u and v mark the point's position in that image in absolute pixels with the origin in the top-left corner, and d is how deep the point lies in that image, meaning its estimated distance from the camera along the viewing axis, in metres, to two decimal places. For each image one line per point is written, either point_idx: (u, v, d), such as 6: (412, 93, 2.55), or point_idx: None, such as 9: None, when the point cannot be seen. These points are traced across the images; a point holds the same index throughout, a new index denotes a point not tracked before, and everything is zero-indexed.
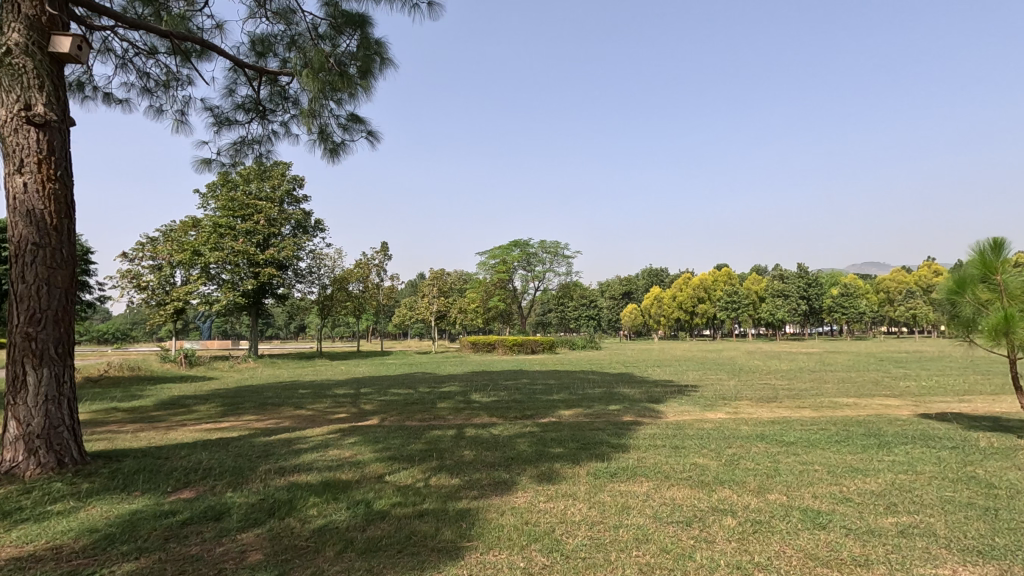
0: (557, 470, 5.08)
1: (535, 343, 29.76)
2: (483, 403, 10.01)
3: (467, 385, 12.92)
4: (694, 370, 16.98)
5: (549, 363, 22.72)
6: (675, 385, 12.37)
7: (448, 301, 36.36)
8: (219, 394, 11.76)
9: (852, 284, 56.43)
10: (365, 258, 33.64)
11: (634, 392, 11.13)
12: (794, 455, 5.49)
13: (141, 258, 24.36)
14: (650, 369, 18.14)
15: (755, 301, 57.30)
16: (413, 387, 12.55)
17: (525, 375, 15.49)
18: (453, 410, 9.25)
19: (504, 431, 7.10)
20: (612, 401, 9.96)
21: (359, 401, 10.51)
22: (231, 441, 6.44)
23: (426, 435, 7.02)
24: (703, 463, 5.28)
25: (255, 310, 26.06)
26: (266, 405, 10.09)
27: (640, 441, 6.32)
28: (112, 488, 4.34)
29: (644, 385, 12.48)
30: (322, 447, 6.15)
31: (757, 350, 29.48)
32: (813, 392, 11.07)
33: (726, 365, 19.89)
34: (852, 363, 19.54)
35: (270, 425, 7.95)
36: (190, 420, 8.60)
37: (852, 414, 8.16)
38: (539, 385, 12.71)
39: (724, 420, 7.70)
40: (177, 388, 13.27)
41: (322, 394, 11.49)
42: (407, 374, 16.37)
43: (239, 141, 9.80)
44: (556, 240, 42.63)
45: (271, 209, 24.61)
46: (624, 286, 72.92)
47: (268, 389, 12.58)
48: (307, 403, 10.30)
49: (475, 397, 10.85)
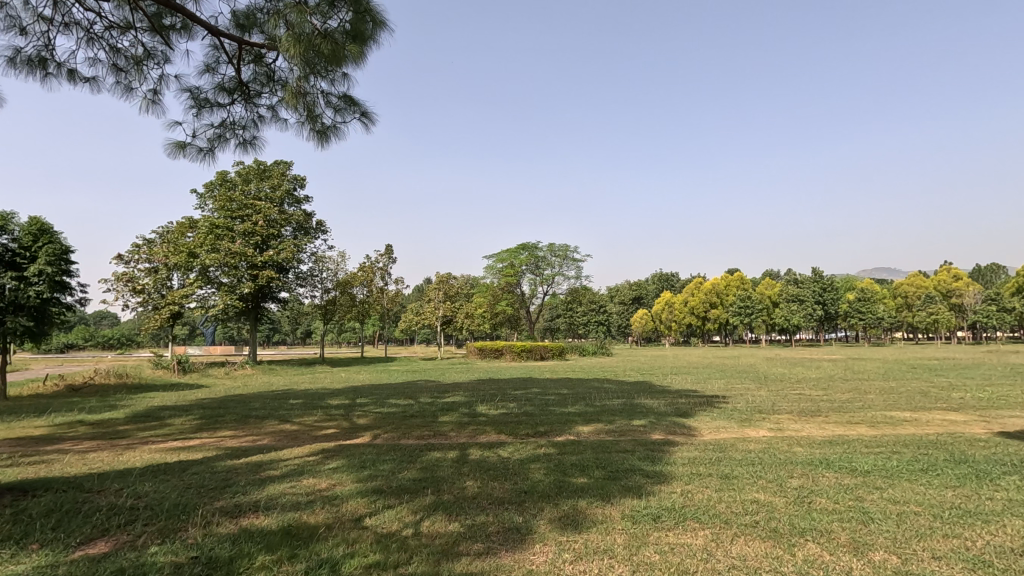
0: (585, 511, 3.99)
1: (543, 350, 28.75)
2: (491, 416, 8.94)
3: (473, 395, 11.84)
4: (717, 379, 15.78)
5: (559, 370, 21.59)
6: (701, 396, 11.24)
7: (455, 305, 35.30)
8: (202, 405, 10.79)
9: (868, 289, 54.79)
10: (369, 260, 32.71)
11: (658, 404, 10.03)
12: (880, 493, 4.37)
13: (137, 260, 23.66)
14: (668, 377, 16.97)
15: (769, 305, 55.89)
16: (413, 397, 11.49)
17: (536, 384, 14.39)
18: (457, 424, 8.19)
19: (514, 454, 6.03)
20: (635, 415, 8.85)
21: (353, 413, 9.47)
22: (190, 465, 5.40)
23: (423, 457, 5.95)
24: (767, 501, 4.17)
25: (254, 315, 25.14)
26: (249, 418, 9.08)
27: (680, 468, 5.22)
28: (3, 539, 3.32)
29: (667, 396, 11.33)
30: (295, 474, 5.10)
31: (777, 358, 28.17)
32: (857, 404, 9.92)
33: (749, 372, 18.69)
34: (885, 370, 18.29)
35: (245, 443, 6.91)
36: (157, 436, 7.59)
37: (919, 432, 7.02)
38: (551, 396, 11.61)
39: (771, 440, 6.60)
40: (160, 397, 12.29)
41: (314, 405, 10.45)
42: (408, 382, 15.31)
43: (220, 126, 8.89)
44: (564, 243, 41.50)
45: (270, 209, 23.78)
46: (633, 290, 71.68)
47: (257, 398, 11.57)
48: (294, 416, 9.27)
49: (482, 409, 9.78)
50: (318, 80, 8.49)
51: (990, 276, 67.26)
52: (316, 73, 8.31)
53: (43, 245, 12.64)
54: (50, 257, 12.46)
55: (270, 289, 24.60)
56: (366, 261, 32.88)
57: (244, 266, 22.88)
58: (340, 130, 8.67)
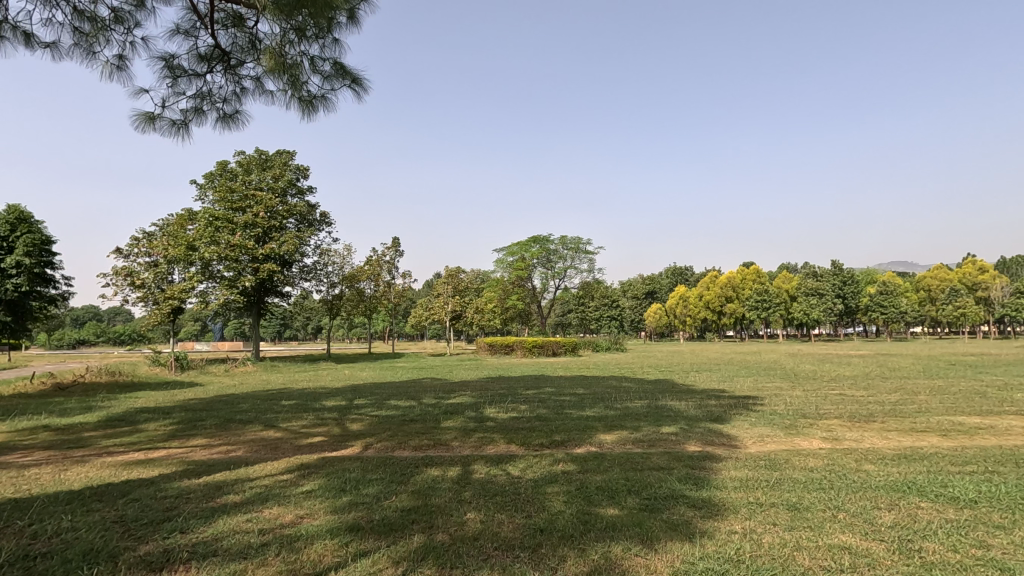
0: (623, 565, 3.00)
1: (556, 345, 27.80)
2: (499, 421, 7.94)
3: (481, 396, 10.86)
4: (745, 377, 14.69)
5: (572, 366, 20.60)
6: (732, 397, 10.17)
7: (464, 300, 34.38)
8: (186, 406, 9.93)
9: (891, 282, 53.03)
10: (376, 254, 31.86)
11: (687, 408, 8.97)
12: (1008, 536, 3.33)
13: (137, 254, 23.01)
14: (690, 374, 15.85)
15: (786, 299, 54.42)
16: (416, 398, 10.55)
17: (548, 383, 13.45)
18: (461, 431, 7.19)
19: (527, 472, 5.02)
20: (663, 420, 7.81)
21: (346, 417, 8.52)
22: (135, 487, 4.47)
23: (418, 476, 4.96)
24: (862, 549, 3.17)
25: (256, 310, 24.39)
26: (231, 423, 8.18)
27: (733, 494, 4.20)
28: None
29: (694, 398, 10.28)
30: (258, 501, 4.14)
31: (800, 353, 26.99)
32: (912, 407, 8.81)
33: (775, 369, 17.54)
34: (924, 367, 17.07)
35: (214, 456, 5.96)
36: (121, 445, 6.70)
37: (1007, 443, 5.94)
38: (567, 397, 10.61)
39: (832, 454, 5.57)
40: (146, 397, 11.46)
41: (306, 408, 9.54)
42: (412, 381, 14.35)
43: (197, 97, 7.98)
44: (577, 236, 40.37)
45: (272, 200, 22.95)
46: (647, 284, 70.24)
47: (247, 399, 10.66)
48: (282, 420, 8.34)
49: (490, 412, 8.80)
50: (304, 44, 7.54)
51: (1016, 268, 65.10)
52: (302, 36, 7.31)
53: (22, 234, 11.99)
54: (28, 248, 11.74)
55: (273, 284, 23.85)
56: (374, 254, 32.05)
57: (245, 259, 22.13)
58: (329, 100, 7.72)
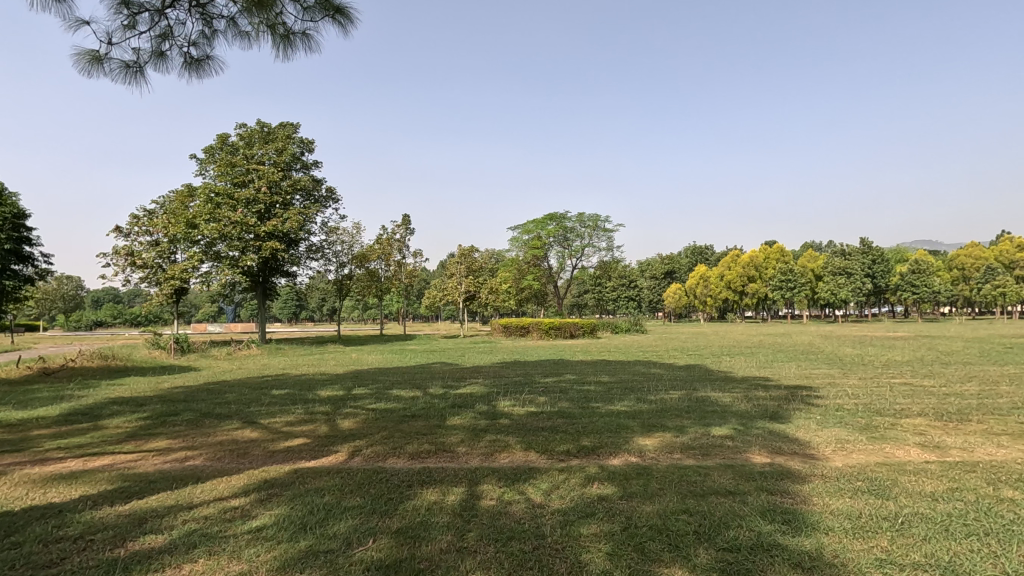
0: None
1: (573, 327, 26.59)
2: (515, 418, 6.72)
3: (495, 385, 9.67)
4: (786, 362, 13.33)
5: (591, 350, 19.31)
6: (782, 388, 8.87)
7: (478, 280, 33.15)
8: (165, 397, 8.88)
9: (923, 260, 50.69)
10: (387, 233, 30.72)
11: (733, 403, 7.68)
12: None
13: (138, 233, 22.21)
14: (724, 359, 14.54)
15: (811, 279, 52.46)
16: (423, 387, 9.40)
17: (569, 369, 12.24)
18: (469, 432, 6.00)
19: (551, 499, 3.81)
20: (711, 418, 6.56)
21: (339, 412, 7.38)
22: (28, 523, 3.34)
23: (409, 503, 3.77)
24: None
25: (262, 290, 23.52)
26: (207, 419, 7.08)
27: (845, 544, 2.95)
28: None
29: (738, 389, 9.00)
30: (179, 549, 2.99)
31: (834, 335, 25.44)
32: (1004, 403, 7.44)
33: (815, 353, 16.14)
34: (980, 351, 15.51)
35: (164, 466, 4.83)
36: (65, 448, 5.61)
37: None
38: (591, 387, 9.39)
39: (951, 472, 4.27)
40: (127, 385, 10.44)
41: (296, 400, 8.41)
42: (421, 366, 13.24)
43: (158, 37, 6.74)
44: (595, 213, 38.76)
45: (274, 174, 21.77)
46: (666, 264, 68.22)
47: (236, 389, 9.57)
48: (264, 416, 7.21)
49: (505, 405, 7.61)
50: None
51: None
52: None
53: None
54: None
55: (278, 263, 22.88)
56: (384, 233, 30.91)
57: (248, 237, 21.14)
58: (310, 39, 6.39)
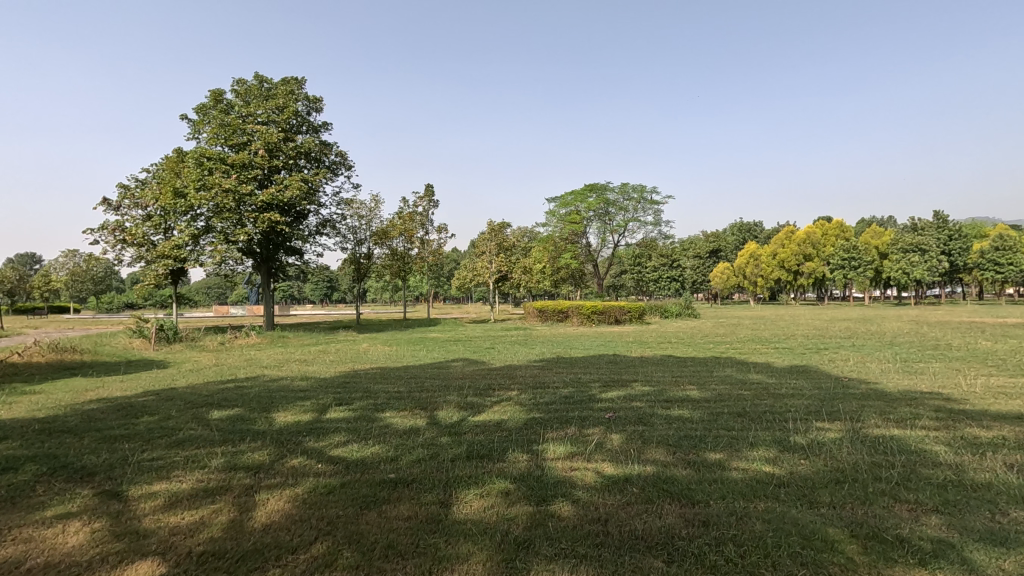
0: None
1: (619, 311, 23.19)
2: (585, 503, 3.51)
3: (536, 405, 6.50)
4: (939, 365, 9.64)
5: (647, 340, 15.96)
6: (1013, 425, 5.34)
7: (510, 259, 29.92)
8: (50, 423, 6.00)
9: (1009, 235, 44.65)
10: (408, 206, 27.67)
11: (968, 462, 4.24)
12: None
13: (128, 206, 19.82)
14: (837, 358, 10.97)
15: (876, 257, 47.29)
16: (430, 410, 6.29)
17: (637, 374, 8.94)
18: (496, 560, 2.80)
19: None
20: (992, 522, 3.18)
21: (275, 471, 4.32)
22: None
23: None
24: None
25: (267, 269, 20.84)
26: (47, 482, 4.11)
27: None
28: None
29: (933, 422, 5.53)
30: None
31: (932, 322, 21.34)
32: None
33: (950, 347, 12.32)
34: None
35: None
36: None
37: None
38: (686, 413, 6.09)
39: None
40: (36, 397, 7.67)
41: (228, 435, 5.37)
42: (440, 366, 10.22)
43: None
44: (640, 182, 34.81)
45: (273, 133, 18.85)
46: (711, 242, 63.69)
47: (165, 410, 6.64)
48: (144, 478, 4.17)
49: (557, 459, 4.41)
50: None
51: None
52: None
53: None
54: None
55: (283, 238, 20.05)
56: (406, 207, 27.85)
57: (245, 208, 18.32)
58: None
